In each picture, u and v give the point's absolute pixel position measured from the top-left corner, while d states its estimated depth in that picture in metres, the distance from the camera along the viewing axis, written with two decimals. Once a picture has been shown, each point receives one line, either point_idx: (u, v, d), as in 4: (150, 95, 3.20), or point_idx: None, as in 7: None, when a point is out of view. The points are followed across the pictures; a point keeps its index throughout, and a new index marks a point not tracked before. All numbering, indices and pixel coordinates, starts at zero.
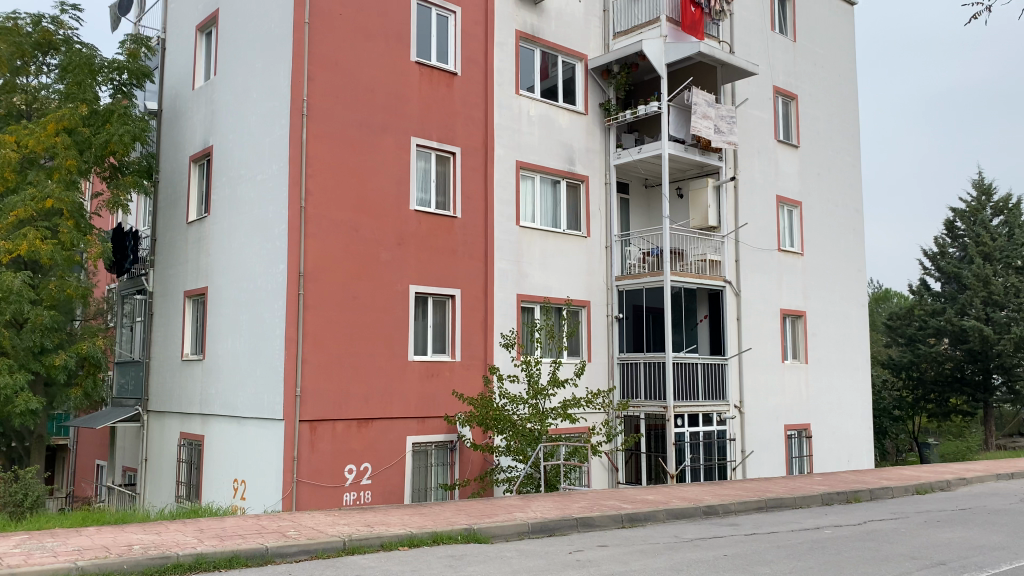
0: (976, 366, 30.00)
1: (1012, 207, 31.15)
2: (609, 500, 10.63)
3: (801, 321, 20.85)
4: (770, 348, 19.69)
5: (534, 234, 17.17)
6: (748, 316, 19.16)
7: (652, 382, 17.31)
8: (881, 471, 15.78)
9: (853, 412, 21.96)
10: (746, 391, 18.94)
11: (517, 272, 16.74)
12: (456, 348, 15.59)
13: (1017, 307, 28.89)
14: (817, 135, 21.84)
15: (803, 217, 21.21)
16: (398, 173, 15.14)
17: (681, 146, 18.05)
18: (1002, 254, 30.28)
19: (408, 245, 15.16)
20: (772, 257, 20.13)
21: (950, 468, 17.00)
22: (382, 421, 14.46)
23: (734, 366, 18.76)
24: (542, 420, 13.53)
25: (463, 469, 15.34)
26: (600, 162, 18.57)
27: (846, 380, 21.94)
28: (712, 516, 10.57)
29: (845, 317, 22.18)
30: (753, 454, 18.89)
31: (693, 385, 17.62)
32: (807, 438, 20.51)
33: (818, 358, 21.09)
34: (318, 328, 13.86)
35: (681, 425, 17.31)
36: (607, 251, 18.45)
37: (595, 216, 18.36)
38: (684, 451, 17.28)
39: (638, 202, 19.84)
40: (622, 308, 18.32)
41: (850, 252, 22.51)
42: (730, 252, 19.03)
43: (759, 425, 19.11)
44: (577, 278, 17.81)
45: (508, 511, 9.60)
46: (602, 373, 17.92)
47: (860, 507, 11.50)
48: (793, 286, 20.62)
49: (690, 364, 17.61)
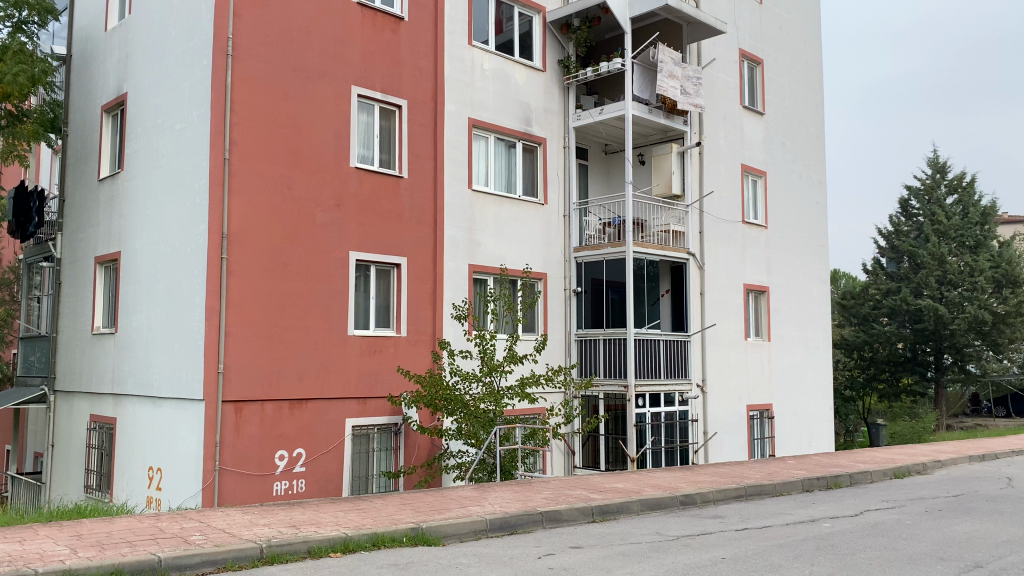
0: (928, 346, 29.80)
1: (966, 185, 30.90)
2: (575, 490, 9.38)
3: (763, 297, 19.90)
4: (733, 325, 18.70)
5: (487, 199, 15.77)
6: (711, 291, 18.10)
7: (612, 360, 16.19)
8: (853, 454, 14.91)
9: (815, 392, 21.18)
10: (709, 369, 17.89)
11: (469, 240, 15.34)
12: (401, 322, 14.15)
13: (972, 286, 28.71)
14: (782, 103, 20.87)
15: (768, 187, 20.23)
16: (337, 127, 13.59)
17: (646, 107, 16.83)
18: (956, 233, 29.99)
19: (348, 207, 13.63)
20: (736, 230, 19.07)
21: (919, 449, 16.26)
22: (318, 401, 12.98)
23: (698, 343, 17.70)
24: (497, 400, 12.19)
25: (409, 455, 13.95)
26: (559, 124, 17.24)
27: (808, 358, 21.14)
28: (689, 506, 9.41)
29: (807, 293, 21.36)
30: (715, 436, 17.89)
31: (655, 363, 16.50)
32: (768, 418, 19.65)
33: (780, 335, 20.20)
34: (245, 297, 12.28)
35: (642, 406, 16.21)
36: (565, 220, 17.15)
37: (553, 181, 17.03)
38: (644, 434, 16.14)
39: (597, 169, 18.59)
40: (580, 281, 17.00)
41: (812, 227, 21.66)
42: (695, 223, 17.98)
43: (722, 406, 18.12)
44: (533, 248, 16.49)
45: (462, 505, 8.28)
46: (559, 350, 16.69)
47: (847, 495, 10.47)
48: (756, 260, 19.66)
49: (651, 340, 16.51)
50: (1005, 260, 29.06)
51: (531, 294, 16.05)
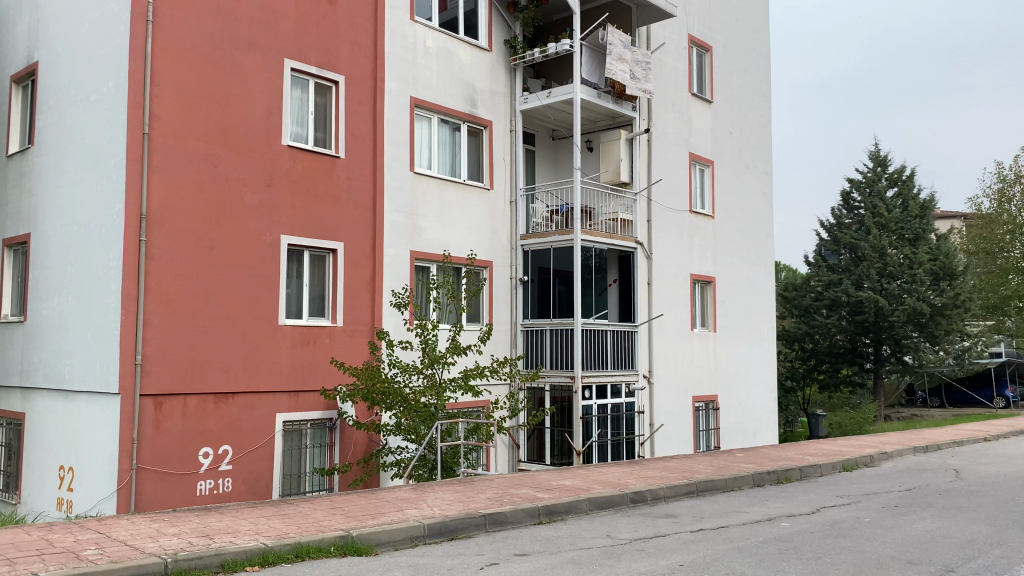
0: (868, 338, 30.12)
1: (906, 179, 31.32)
2: (520, 489, 8.80)
3: (710, 287, 19.48)
4: (680, 315, 18.25)
5: (430, 182, 15.07)
6: (659, 281, 17.68)
7: (558, 351, 15.72)
8: (800, 447, 14.67)
9: (760, 383, 21.00)
10: (656, 360, 17.40)
11: (410, 226, 14.63)
12: (337, 312, 13.39)
13: (911, 278, 29.07)
14: (731, 91, 20.55)
15: (714, 176, 19.78)
16: (268, 102, 12.75)
17: (595, 91, 16.29)
18: (896, 226, 30.36)
19: (279, 188, 12.82)
20: (683, 218, 18.57)
21: (864, 441, 16.13)
22: (246, 395, 12.18)
23: (645, 335, 17.18)
24: (439, 393, 11.51)
25: (345, 452, 13.22)
26: (505, 106, 16.63)
27: (753, 350, 20.94)
28: (640, 505, 8.93)
29: (753, 284, 21.15)
30: (662, 428, 17.43)
31: (602, 354, 16.09)
32: (713, 409, 19.22)
33: (727, 326, 19.91)
34: (165, 282, 11.38)
35: (589, 398, 15.71)
36: (511, 207, 16.55)
37: (498, 165, 16.42)
38: (590, 427, 15.62)
39: (544, 155, 18.03)
40: (526, 270, 16.43)
41: (759, 217, 21.46)
42: (643, 211, 17.41)
43: (668, 398, 17.68)
44: (478, 235, 15.86)
45: (398, 507, 7.63)
46: (503, 341, 16.11)
47: (800, 491, 10.11)
48: (703, 249, 19.22)
49: (598, 331, 16.05)
50: (942, 252, 29.50)
51: (475, 283, 15.41)
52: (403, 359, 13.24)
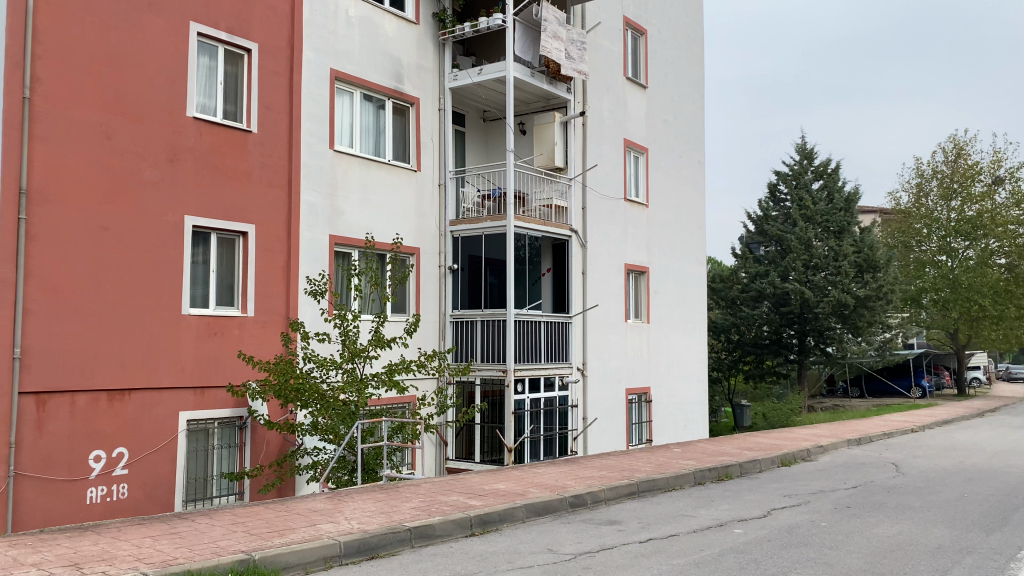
0: (793, 329, 30.33)
1: (831, 172, 31.66)
2: (450, 495, 7.97)
3: (644, 277, 18.88)
4: (613, 305, 17.63)
5: (352, 162, 14.08)
6: (593, 270, 17.03)
7: (490, 343, 15.02)
8: (737, 442, 14.23)
9: (692, 375, 20.58)
10: (590, 351, 16.79)
11: (330, 208, 13.62)
12: (248, 300, 12.30)
13: (836, 270, 29.33)
14: (666, 76, 19.98)
15: (649, 164, 19.10)
16: (171, 68, 11.54)
17: (528, 70, 15.51)
18: (822, 218, 30.61)
19: (182, 164, 11.63)
20: (617, 207, 17.87)
21: (798, 434, 15.84)
22: (144, 392, 10.99)
23: (579, 325, 16.56)
24: (360, 389, 10.61)
25: (257, 454, 12.19)
26: (433, 83, 15.71)
27: (686, 341, 20.49)
28: (579, 509, 8.22)
29: (687, 274, 20.68)
30: (595, 422, 16.76)
31: (535, 345, 15.41)
32: (646, 402, 18.65)
33: (660, 317, 19.38)
34: (49, 266, 10.08)
35: (521, 392, 14.98)
36: (440, 190, 15.66)
37: (426, 146, 15.51)
38: (523, 423, 14.88)
39: (474, 137, 17.19)
40: (456, 258, 15.67)
41: (693, 206, 21.02)
42: (577, 198, 16.68)
43: (601, 390, 17.03)
44: (404, 219, 14.92)
45: (311, 521, 6.72)
46: (431, 332, 15.23)
47: (744, 490, 9.57)
48: (637, 239, 18.57)
49: (531, 322, 15.34)
50: (866, 245, 29.86)
51: (401, 270, 14.48)
52: (320, 352, 12.23)
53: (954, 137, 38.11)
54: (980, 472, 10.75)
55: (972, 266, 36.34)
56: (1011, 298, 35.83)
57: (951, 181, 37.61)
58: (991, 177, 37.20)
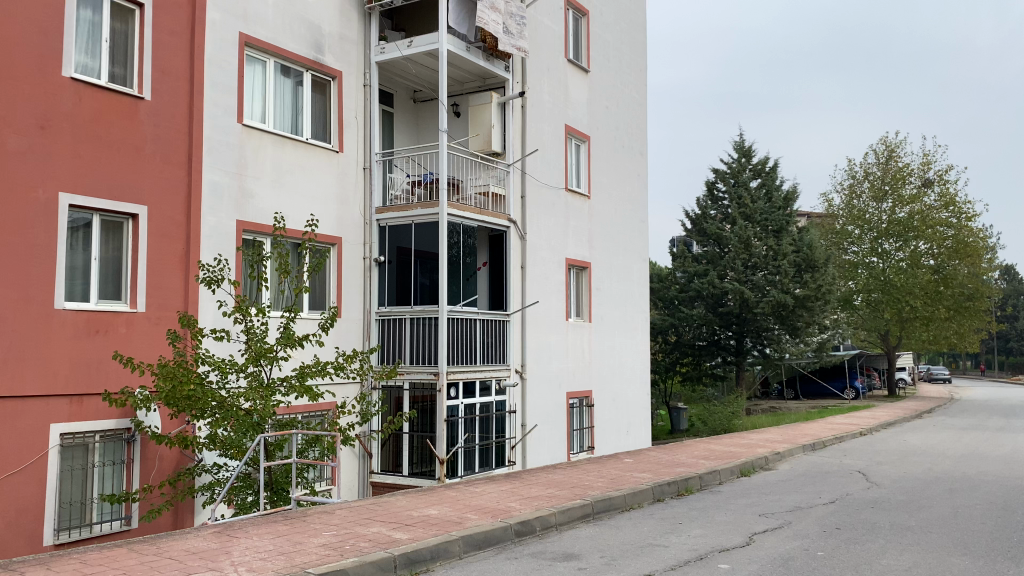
0: (731, 331, 29.78)
1: (769, 170, 31.16)
2: (370, 527, 6.53)
3: (585, 274, 17.68)
4: (554, 303, 16.37)
5: (264, 138, 12.50)
6: (533, 264, 15.72)
7: (420, 343, 13.63)
8: (689, 450, 13.12)
9: (635, 378, 19.46)
10: (529, 352, 15.50)
11: (238, 190, 12.02)
12: (138, 294, 10.58)
13: (776, 270, 28.79)
14: (610, 61, 18.81)
15: (591, 153, 17.90)
16: (42, 20, 9.74)
17: (463, 43, 14.12)
18: (762, 217, 30.11)
19: (58, 132, 9.86)
20: (558, 197, 16.62)
21: (750, 441, 14.86)
22: (6, 401, 9.16)
23: (517, 323, 15.26)
24: (267, 397, 8.94)
25: (147, 472, 10.45)
26: (358, 56, 14.21)
27: (629, 341, 19.37)
28: (527, 539, 6.89)
29: (630, 272, 19.55)
30: (535, 430, 15.45)
31: (470, 345, 14.05)
32: (587, 407, 17.45)
33: (602, 316, 18.20)
34: None
35: (455, 397, 13.58)
36: (365, 174, 14.16)
37: (350, 125, 14.01)
38: (457, 432, 13.48)
39: (404, 119, 15.78)
40: (384, 250, 14.16)
41: (636, 200, 19.92)
42: (517, 186, 15.36)
43: (540, 394, 15.71)
44: (324, 205, 13.38)
45: (187, 570, 5.19)
46: (355, 332, 13.72)
47: (710, 508, 8.40)
48: (578, 232, 17.34)
49: (466, 320, 13.98)
50: (805, 245, 29.40)
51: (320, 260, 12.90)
52: (217, 353, 10.52)
53: (885, 139, 38.46)
54: (958, 482, 9.83)
55: (903, 267, 36.56)
56: (941, 298, 36.14)
57: (883, 183, 37.93)
58: (921, 179, 37.50)
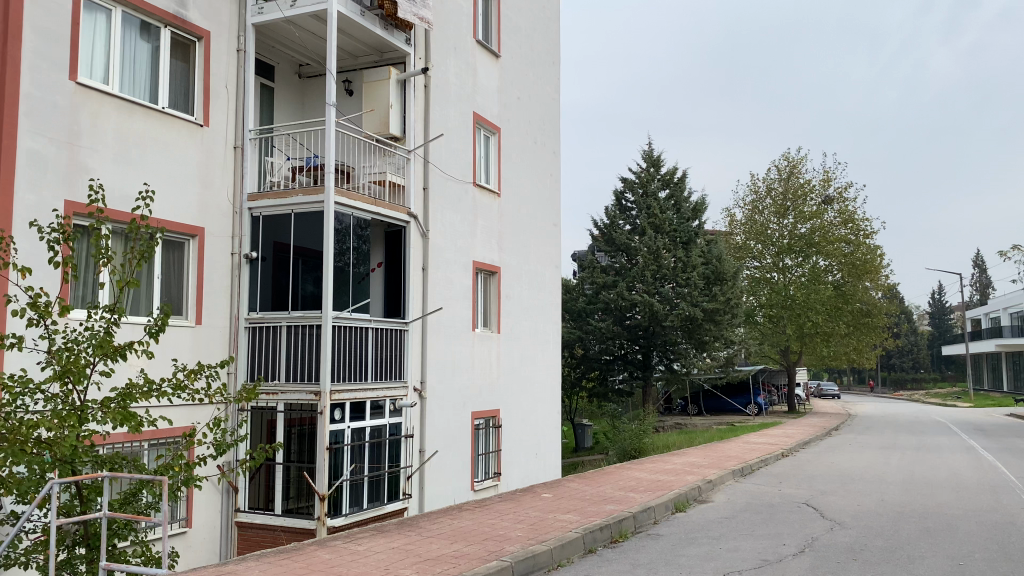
0: (638, 346, 28.63)
1: (678, 180, 30.01)
2: None
3: (494, 279, 15.87)
4: (459, 311, 14.44)
5: (107, 101, 10.14)
6: (436, 267, 13.74)
7: (299, 357, 11.54)
8: (612, 480, 11.44)
9: (545, 395, 17.73)
10: (429, 368, 13.49)
11: (69, 163, 9.62)
12: None
13: (685, 282, 27.74)
14: (522, 47, 17.14)
15: (501, 146, 16.13)
16: None
17: (357, 7, 12.12)
18: (671, 228, 29.02)
19: None
20: (465, 192, 14.74)
21: (675, 466, 13.34)
22: None
23: (416, 334, 13.26)
24: (78, 423, 6.59)
25: None
26: (229, 16, 12.01)
27: (539, 354, 17.61)
28: None
29: (541, 279, 17.83)
30: (435, 456, 13.44)
31: (360, 360, 11.97)
32: (494, 428, 15.59)
33: (511, 327, 16.39)
34: None
35: (340, 421, 11.47)
36: (235, 154, 11.98)
37: (218, 96, 11.78)
38: (342, 463, 11.35)
39: (287, 94, 13.71)
40: (256, 245, 12.02)
41: (549, 201, 18.27)
42: (418, 176, 13.39)
43: (441, 415, 13.73)
44: (184, 189, 11.12)
45: None
46: (218, 341, 11.47)
47: (658, 564, 6.69)
48: (487, 233, 15.49)
49: (355, 329, 11.93)
50: (714, 257, 28.45)
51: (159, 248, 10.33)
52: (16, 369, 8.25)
53: (787, 155, 38.65)
54: (932, 520, 8.46)
55: (805, 282, 36.52)
56: (842, 314, 36.33)
57: (785, 199, 38.01)
58: (822, 196, 37.79)
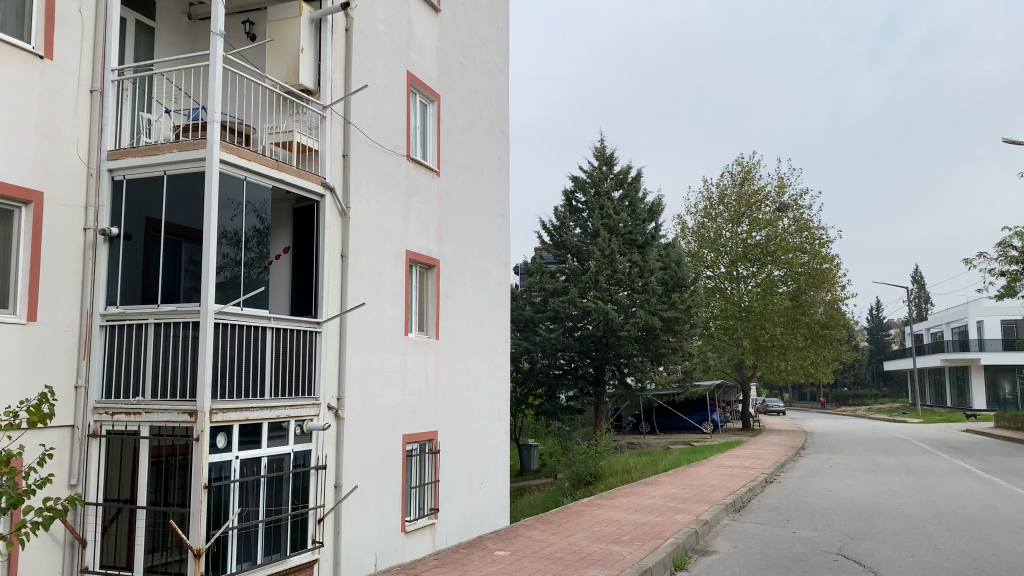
0: (590, 359, 26.28)
1: (632, 180, 27.81)
2: None
3: (431, 275, 13.26)
4: (388, 311, 11.79)
5: None
6: (360, 255, 11.08)
7: (172, 366, 8.73)
8: (581, 524, 8.96)
9: (491, 412, 15.12)
10: (349, 380, 10.78)
11: None
12: None
13: (642, 288, 25.49)
14: (466, 5, 14.63)
15: (440, 118, 13.57)
16: None
17: None
18: (625, 230, 26.75)
19: None
20: (397, 168, 12.13)
21: (654, 501, 10.91)
22: None
23: (332, 337, 10.55)
24: None
25: None
26: None
27: (484, 366, 15.02)
28: None
29: (488, 278, 15.25)
30: (354, 492, 10.70)
31: (254, 370, 9.23)
32: (430, 454, 12.93)
33: (451, 332, 13.78)
34: None
35: (225, 450, 8.68)
36: (92, 99, 9.10)
37: (68, 21, 8.87)
38: (227, 504, 8.57)
39: (169, 38, 10.86)
40: (119, 220, 9.15)
41: (496, 188, 15.73)
42: (337, 140, 10.74)
43: (364, 439, 11.02)
44: (14, 139, 8.18)
45: None
46: (60, 345, 8.56)
47: None
48: (424, 218, 12.89)
49: (247, 330, 9.19)
50: (673, 261, 26.23)
51: None
52: None
53: (740, 160, 37.06)
54: None
55: (758, 292, 34.82)
56: (799, 326, 34.80)
57: (738, 206, 36.38)
58: (776, 204, 36.21)
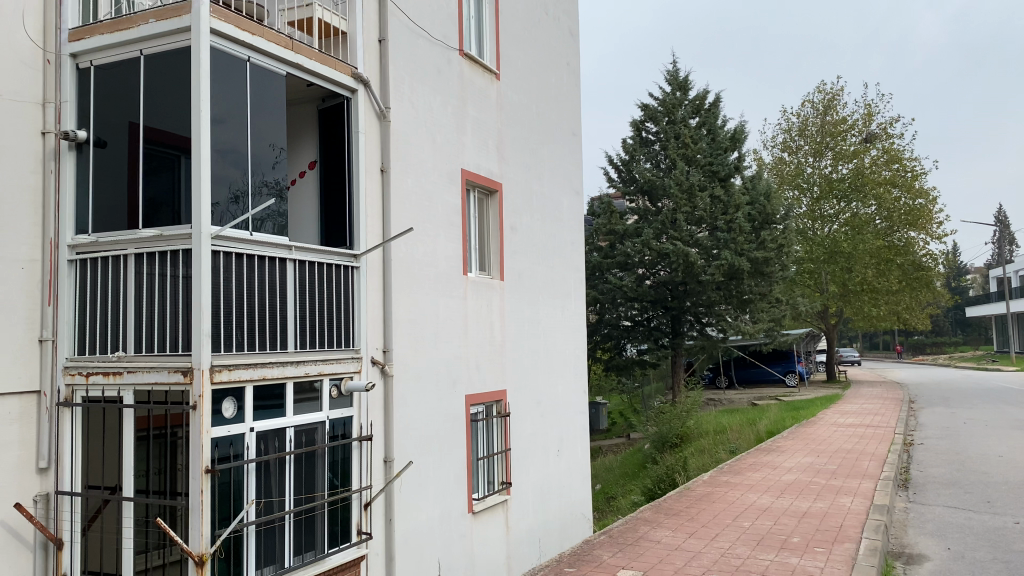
0: (667, 308, 23.73)
1: (710, 106, 24.90)
2: None
3: (493, 201, 10.89)
4: (443, 244, 9.49)
5: None
6: (405, 171, 8.76)
7: (160, 309, 6.58)
8: None
9: (567, 367, 12.80)
10: (398, 328, 8.56)
11: None
12: None
13: (726, 226, 22.73)
14: None
15: (497, 7, 11.05)
16: None
17: None
18: (704, 160, 23.89)
19: None
20: (448, 64, 9.70)
21: (796, 495, 8.49)
22: None
23: (374, 274, 8.30)
24: None
25: None
26: None
27: (558, 313, 12.66)
28: None
29: (559, 209, 12.80)
30: (408, 468, 8.51)
31: (271, 313, 7.05)
32: (498, 418, 10.68)
33: (519, 273, 11.43)
34: None
35: (237, 419, 6.52)
36: None
37: None
38: (242, 492, 6.45)
39: None
40: (86, 120, 6.94)
41: (566, 101, 13.19)
42: (371, 21, 8.37)
43: (418, 402, 8.82)
44: None
45: None
46: (17, 286, 6.47)
47: None
48: (482, 131, 10.48)
49: (260, 261, 6.96)
50: (760, 195, 23.34)
51: None
52: None
53: (822, 87, 33.65)
54: None
55: (847, 232, 31.72)
56: (891, 268, 31.38)
57: (821, 137, 33.17)
58: (863, 133, 32.81)
